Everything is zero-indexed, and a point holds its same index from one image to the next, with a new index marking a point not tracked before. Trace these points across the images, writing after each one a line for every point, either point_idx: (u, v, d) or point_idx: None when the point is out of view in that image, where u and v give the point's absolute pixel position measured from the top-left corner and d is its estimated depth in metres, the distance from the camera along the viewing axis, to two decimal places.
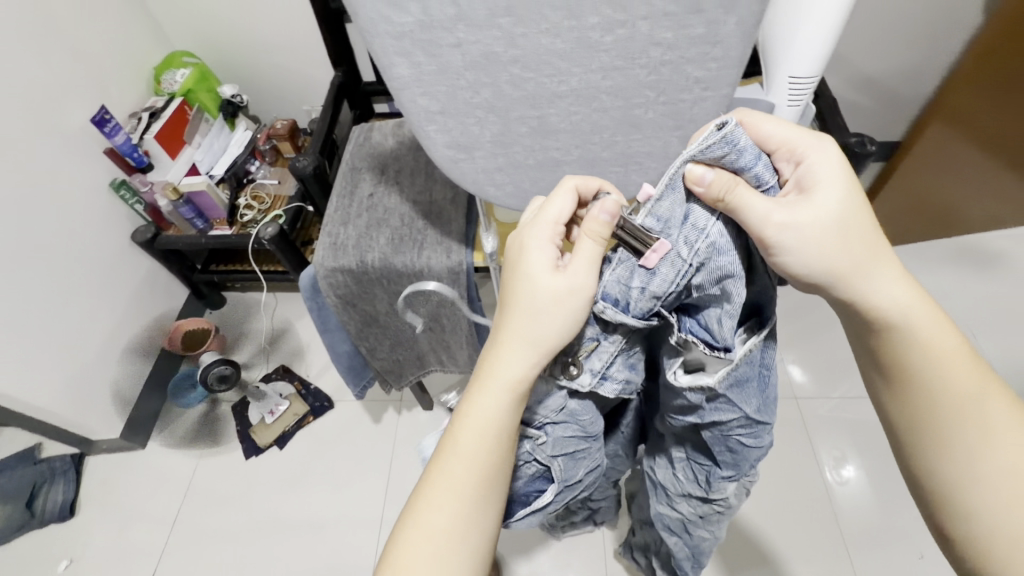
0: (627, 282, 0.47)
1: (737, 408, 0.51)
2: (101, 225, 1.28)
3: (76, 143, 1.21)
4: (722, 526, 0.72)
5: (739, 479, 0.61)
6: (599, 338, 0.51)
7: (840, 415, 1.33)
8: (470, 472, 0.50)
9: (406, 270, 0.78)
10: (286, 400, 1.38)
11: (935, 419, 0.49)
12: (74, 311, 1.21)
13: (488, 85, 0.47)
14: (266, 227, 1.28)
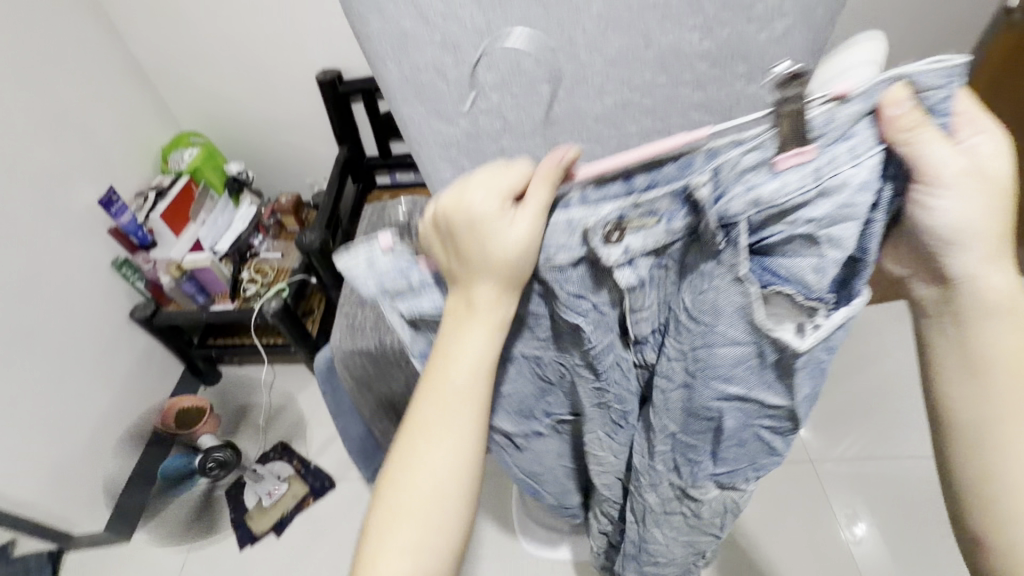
0: (744, 175, 0.36)
1: (776, 393, 0.47)
2: (100, 304, 1.26)
3: (80, 224, 1.21)
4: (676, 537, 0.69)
5: (725, 485, 0.59)
6: (660, 222, 0.41)
7: (848, 469, 1.30)
8: (456, 434, 0.46)
9: None
10: (285, 483, 1.32)
11: (1000, 431, 0.45)
12: (64, 395, 1.16)
13: None
14: (269, 301, 1.28)
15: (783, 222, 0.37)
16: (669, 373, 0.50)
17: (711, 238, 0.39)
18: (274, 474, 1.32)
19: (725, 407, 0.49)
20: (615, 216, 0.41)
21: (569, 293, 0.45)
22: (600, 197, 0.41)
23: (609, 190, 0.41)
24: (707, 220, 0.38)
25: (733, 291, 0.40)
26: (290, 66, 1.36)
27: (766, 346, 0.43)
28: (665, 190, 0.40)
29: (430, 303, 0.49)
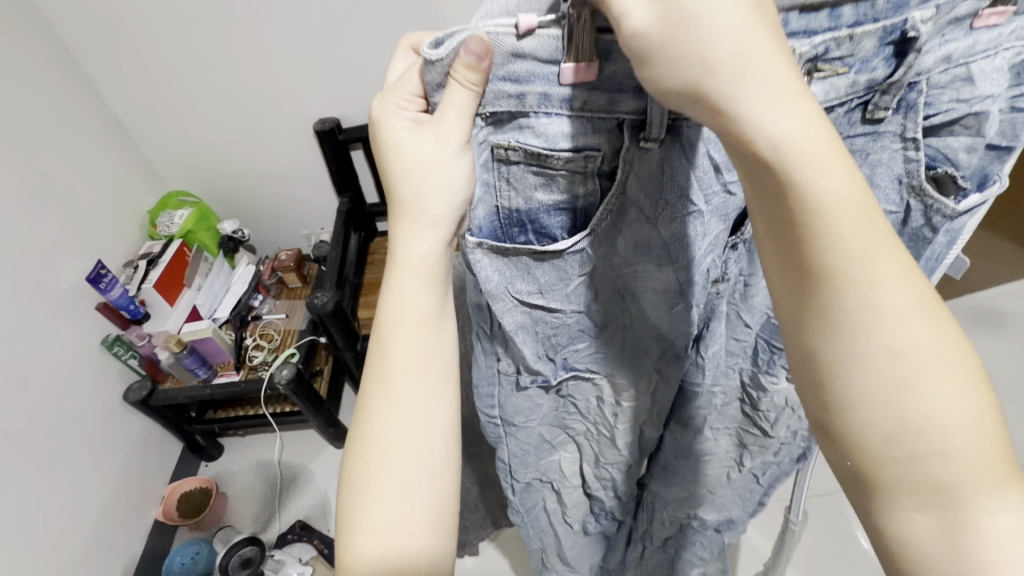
0: (950, 23, 0.31)
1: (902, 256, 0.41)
2: (89, 388, 1.13)
3: (66, 303, 1.10)
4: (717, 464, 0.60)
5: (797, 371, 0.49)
6: (849, 74, 0.32)
7: None
8: (411, 376, 0.41)
9: None
10: (309, 566, 1.15)
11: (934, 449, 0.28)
12: (57, 496, 1.03)
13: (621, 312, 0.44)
14: (280, 369, 1.17)
15: (950, 85, 0.33)
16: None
17: (884, 102, 0.33)
18: (294, 558, 1.16)
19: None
20: (816, 52, 0.30)
21: (694, 182, 0.34)
22: (801, 28, 0.30)
23: (810, 24, 0.30)
24: (893, 73, 0.32)
25: (889, 153, 0.36)
26: (286, 117, 1.30)
27: (916, 210, 0.38)
28: (875, 27, 0.30)
29: (539, 137, 0.33)
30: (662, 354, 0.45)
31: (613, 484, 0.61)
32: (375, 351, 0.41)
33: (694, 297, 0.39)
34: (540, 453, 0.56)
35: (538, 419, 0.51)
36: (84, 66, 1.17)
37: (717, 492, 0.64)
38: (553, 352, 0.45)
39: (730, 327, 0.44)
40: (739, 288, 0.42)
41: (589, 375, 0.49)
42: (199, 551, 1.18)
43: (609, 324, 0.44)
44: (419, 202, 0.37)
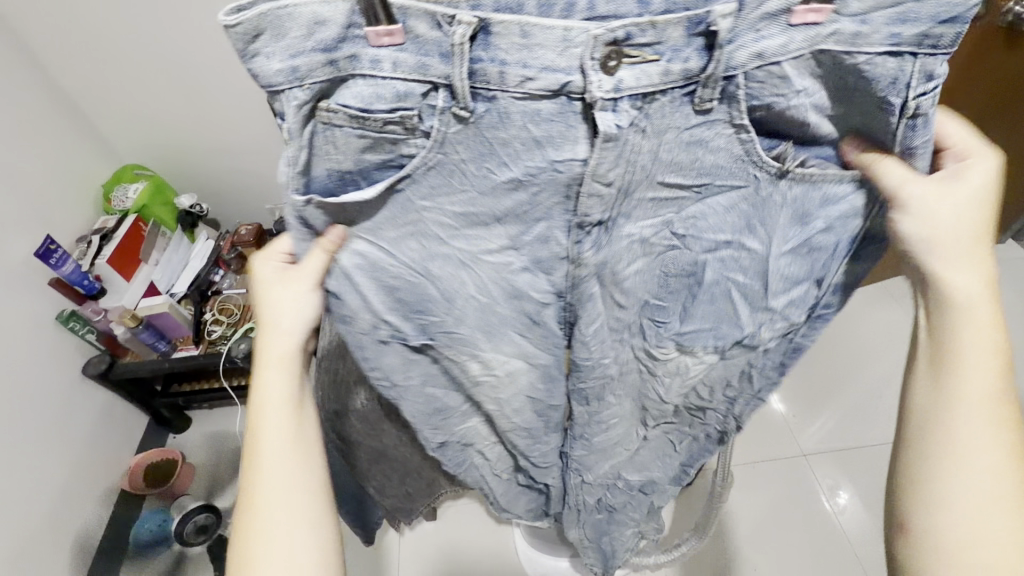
0: (764, 21, 0.31)
1: (761, 236, 0.41)
2: (47, 362, 1.14)
3: (17, 279, 1.09)
4: (622, 430, 0.60)
5: (698, 347, 0.48)
6: (661, 61, 0.32)
7: (826, 445, 1.31)
8: (287, 434, 0.52)
9: None
10: None
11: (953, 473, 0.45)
12: (19, 468, 1.05)
13: (481, 295, 0.44)
14: (238, 342, 1.19)
15: (768, 80, 0.34)
16: (654, 233, 0.41)
17: (705, 95, 0.33)
18: None
19: (709, 261, 0.43)
20: (621, 35, 0.31)
21: (518, 158, 0.35)
22: (611, 11, 0.32)
23: (619, 9, 0.32)
24: (706, 65, 0.32)
25: (725, 139, 0.36)
26: (239, 89, 1.27)
27: (763, 180, 0.38)
28: (679, 16, 0.31)
29: (356, 98, 0.33)
30: (519, 317, 0.46)
31: (520, 446, 0.62)
32: (250, 434, 0.52)
33: (543, 262, 0.41)
34: (452, 418, 0.58)
35: (421, 381, 0.52)
36: (22, 35, 1.12)
37: (631, 449, 0.66)
38: (407, 313, 0.45)
39: (608, 309, 0.44)
40: (608, 270, 0.42)
41: (461, 346, 0.48)
42: (165, 520, 1.25)
43: (461, 303, 0.45)
44: (276, 320, 0.50)
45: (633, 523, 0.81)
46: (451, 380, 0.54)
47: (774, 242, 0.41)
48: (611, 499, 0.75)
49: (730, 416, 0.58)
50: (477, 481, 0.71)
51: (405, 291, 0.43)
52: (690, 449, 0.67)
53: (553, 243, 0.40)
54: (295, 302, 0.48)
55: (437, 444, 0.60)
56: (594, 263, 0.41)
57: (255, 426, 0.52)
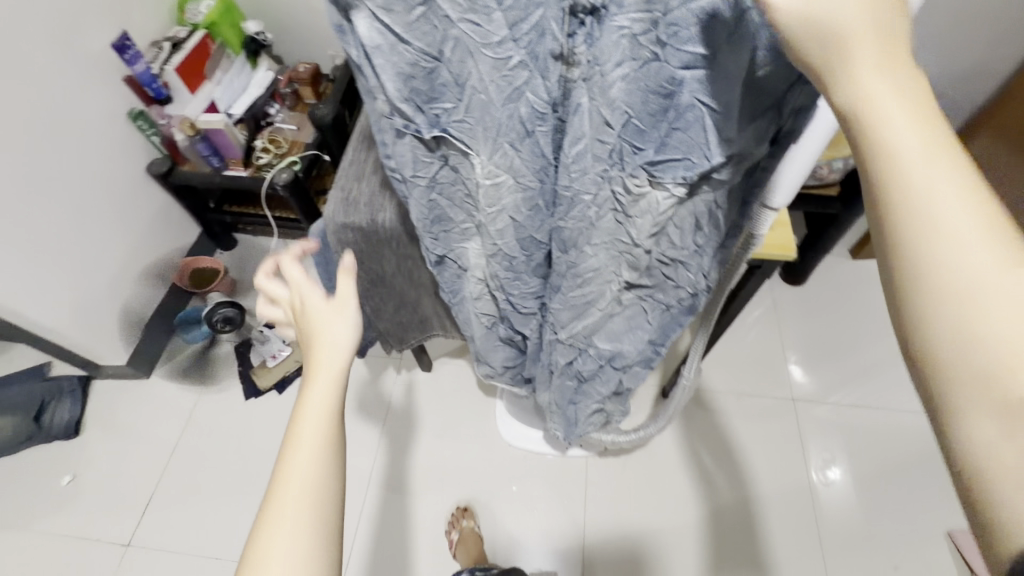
0: None
1: (744, 47, 0.35)
2: (116, 152, 1.26)
3: (95, 67, 1.18)
4: (596, 288, 0.62)
5: (684, 182, 0.44)
6: None
7: (834, 418, 1.27)
8: (320, 447, 0.51)
9: (414, 235, 0.77)
10: (289, 347, 1.38)
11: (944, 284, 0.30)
12: (86, 237, 1.20)
13: (482, 92, 0.43)
14: (280, 173, 1.27)
15: None
16: (639, 37, 0.37)
17: None
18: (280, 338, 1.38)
19: (688, 80, 0.38)
20: None
21: None
22: None
23: None
24: None
25: None
26: None
27: None
28: None
29: None
30: (513, 125, 0.45)
31: (501, 282, 0.65)
32: (283, 451, 0.51)
33: (521, 45, 0.40)
34: (451, 233, 0.63)
35: (427, 179, 0.55)
36: None
37: (605, 310, 0.66)
38: (422, 104, 0.46)
39: (592, 124, 0.42)
40: (595, 77, 0.41)
41: (463, 148, 0.49)
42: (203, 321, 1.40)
43: (470, 97, 0.45)
44: (329, 342, 0.56)
45: (599, 400, 0.86)
46: (449, 194, 0.58)
47: (739, 70, 0.37)
48: (585, 370, 0.78)
49: (702, 277, 0.59)
50: (464, 317, 0.79)
51: (420, 81, 0.44)
52: (662, 322, 0.69)
53: (549, 36, 0.40)
54: (343, 325, 0.57)
55: (436, 257, 0.67)
56: (585, 62, 0.41)
57: (291, 440, 0.51)
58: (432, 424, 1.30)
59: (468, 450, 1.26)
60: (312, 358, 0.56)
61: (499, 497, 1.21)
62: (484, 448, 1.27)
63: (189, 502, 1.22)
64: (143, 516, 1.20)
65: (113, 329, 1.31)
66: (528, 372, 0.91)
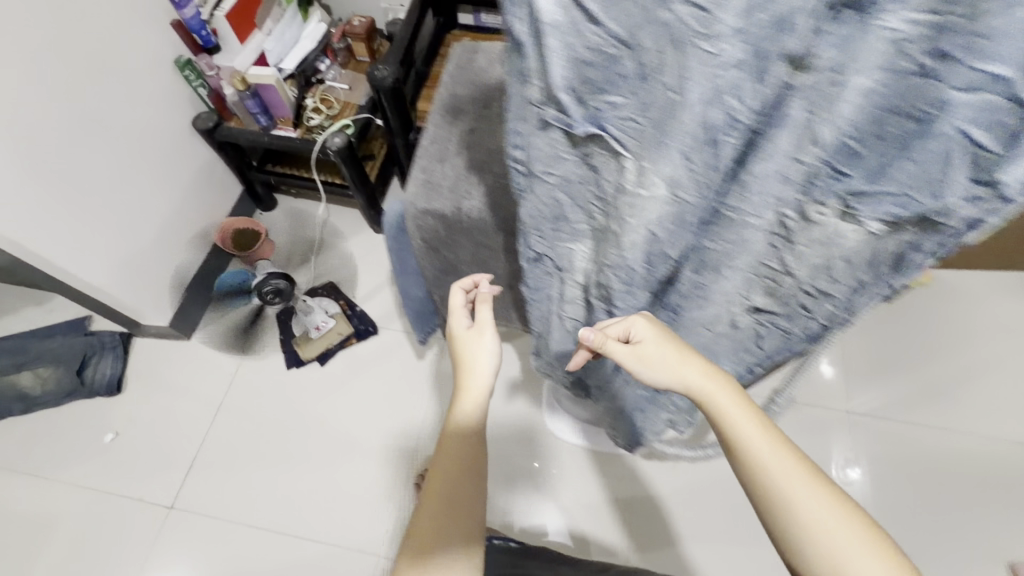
0: None
1: None
2: (164, 104, 1.19)
3: (145, 9, 1.10)
4: (715, 309, 0.54)
5: (888, 215, 0.38)
6: None
7: (874, 423, 1.22)
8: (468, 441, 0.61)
9: (504, 227, 0.70)
10: (332, 319, 1.34)
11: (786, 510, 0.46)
12: (132, 193, 1.15)
13: (670, 89, 0.33)
14: (333, 136, 1.21)
15: None
16: (912, 40, 0.29)
17: None
18: (323, 309, 1.34)
19: (957, 103, 0.31)
20: None
21: None
22: None
23: None
24: None
25: None
26: None
27: None
28: None
29: None
30: (695, 131, 0.35)
31: (609, 295, 0.56)
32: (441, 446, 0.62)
33: (751, 38, 0.30)
34: (562, 232, 0.53)
35: (557, 179, 0.45)
36: None
37: (715, 330, 0.58)
38: (585, 95, 0.35)
39: (799, 143, 0.35)
40: (826, 89, 0.32)
41: (618, 151, 0.39)
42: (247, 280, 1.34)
43: (654, 93, 0.34)
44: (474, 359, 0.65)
45: (669, 410, 0.83)
46: (573, 202, 0.48)
47: None
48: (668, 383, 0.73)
49: (848, 311, 0.49)
50: (542, 321, 0.70)
51: (599, 76, 0.34)
52: (774, 347, 0.60)
53: (791, 33, 0.30)
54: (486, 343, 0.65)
55: (534, 256, 0.58)
56: (826, 68, 0.31)
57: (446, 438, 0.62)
58: None
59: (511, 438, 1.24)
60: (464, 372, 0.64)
61: (525, 482, 1.17)
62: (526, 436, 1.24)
63: (232, 468, 1.22)
64: (187, 480, 1.20)
65: (160, 291, 1.27)
66: (594, 379, 0.84)
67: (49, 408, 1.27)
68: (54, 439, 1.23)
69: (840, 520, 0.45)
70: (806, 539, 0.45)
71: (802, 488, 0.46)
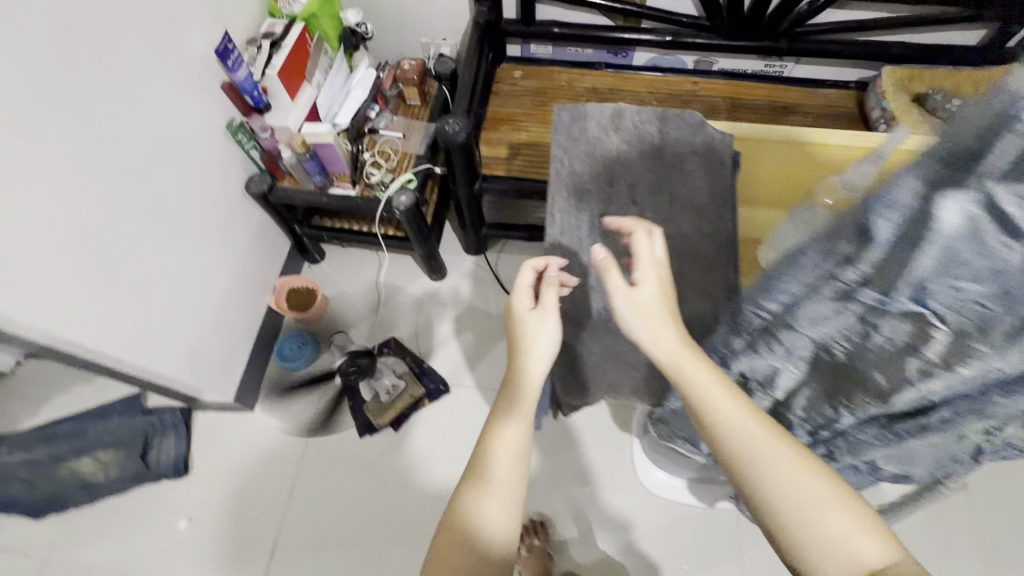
0: None
1: None
2: (217, 172, 1.12)
3: (196, 76, 1.02)
4: (948, 441, 0.50)
5: None
6: None
7: None
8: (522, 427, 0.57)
9: None
10: (402, 380, 1.29)
11: (781, 493, 0.46)
12: (193, 272, 1.08)
13: None
14: (398, 195, 1.14)
15: None
16: None
17: None
18: (391, 369, 1.30)
19: None
20: None
21: None
22: None
23: None
24: None
25: None
26: None
27: None
28: None
29: None
30: None
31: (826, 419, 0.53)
32: (489, 427, 0.58)
33: None
34: (777, 359, 0.51)
35: (829, 331, 0.44)
36: None
37: (930, 453, 0.54)
38: (927, 288, 0.35)
39: None
40: None
41: (935, 338, 0.38)
42: (304, 343, 1.31)
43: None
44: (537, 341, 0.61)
45: None
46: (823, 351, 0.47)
47: None
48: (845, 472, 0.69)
49: None
50: None
51: (971, 273, 0.33)
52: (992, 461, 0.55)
53: None
54: (549, 327, 0.62)
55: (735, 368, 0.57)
56: None
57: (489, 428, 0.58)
58: (561, 466, 1.22)
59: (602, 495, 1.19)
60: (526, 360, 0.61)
61: (628, 529, 1.16)
62: (618, 493, 1.19)
63: (316, 548, 1.16)
64: (271, 565, 1.15)
65: (225, 366, 1.21)
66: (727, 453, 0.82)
67: (114, 496, 1.21)
68: (125, 530, 1.18)
69: (817, 496, 0.45)
70: (788, 513, 0.46)
71: (781, 464, 0.47)
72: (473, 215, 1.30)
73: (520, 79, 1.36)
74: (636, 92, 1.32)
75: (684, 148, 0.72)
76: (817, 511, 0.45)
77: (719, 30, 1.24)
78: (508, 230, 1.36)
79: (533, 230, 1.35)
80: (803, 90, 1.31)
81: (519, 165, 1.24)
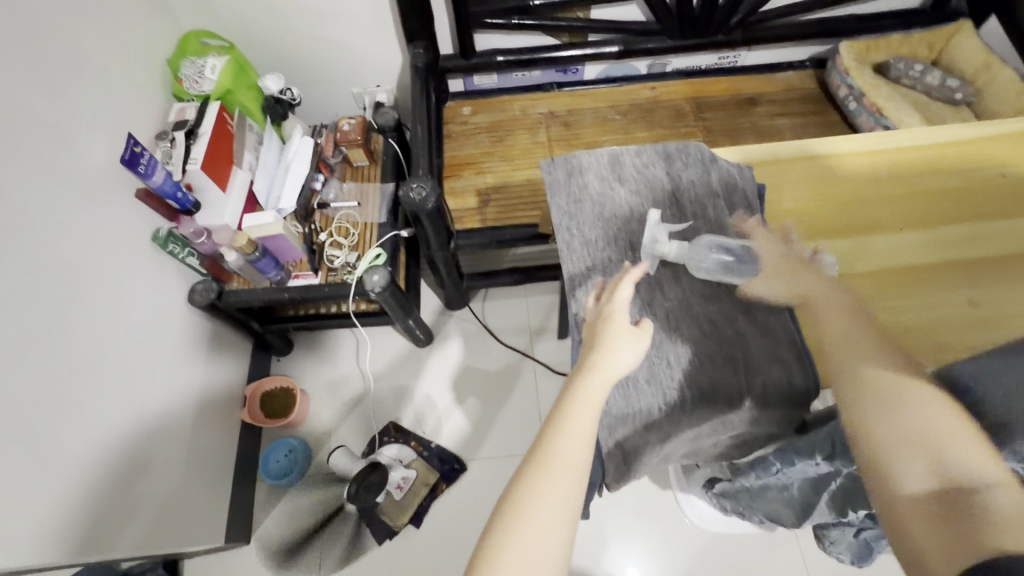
0: None
1: None
2: (152, 292, 0.95)
3: (102, 191, 0.85)
4: None
5: None
6: None
7: None
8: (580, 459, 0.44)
9: (736, 409, 0.55)
10: (412, 468, 1.16)
11: (907, 412, 0.41)
12: (142, 418, 0.90)
13: None
14: (370, 275, 1.00)
15: None
16: None
17: None
18: (396, 460, 1.17)
19: None
20: None
21: None
22: None
23: None
24: None
25: None
26: None
27: None
28: None
29: None
30: None
31: None
32: (539, 453, 0.44)
33: None
34: None
35: None
36: None
37: None
38: None
39: None
40: None
41: None
42: (293, 449, 1.18)
43: None
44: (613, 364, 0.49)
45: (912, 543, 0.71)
46: None
47: None
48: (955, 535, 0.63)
49: None
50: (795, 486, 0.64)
51: None
52: None
53: None
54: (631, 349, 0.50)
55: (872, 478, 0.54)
56: None
57: (539, 451, 0.45)
58: (603, 526, 1.12)
59: (656, 551, 1.09)
60: (587, 372, 0.49)
61: None
62: (671, 544, 1.10)
63: None
64: None
65: (203, 508, 1.03)
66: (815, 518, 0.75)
67: None
68: None
69: (941, 418, 0.40)
70: (901, 425, 0.41)
71: (910, 396, 0.42)
72: (452, 274, 1.18)
73: (470, 116, 1.24)
74: (596, 109, 1.24)
75: (704, 194, 0.64)
76: (949, 442, 0.39)
77: (670, 32, 1.17)
78: (491, 279, 1.25)
79: (518, 272, 1.24)
80: (762, 77, 1.26)
81: (492, 214, 1.13)
